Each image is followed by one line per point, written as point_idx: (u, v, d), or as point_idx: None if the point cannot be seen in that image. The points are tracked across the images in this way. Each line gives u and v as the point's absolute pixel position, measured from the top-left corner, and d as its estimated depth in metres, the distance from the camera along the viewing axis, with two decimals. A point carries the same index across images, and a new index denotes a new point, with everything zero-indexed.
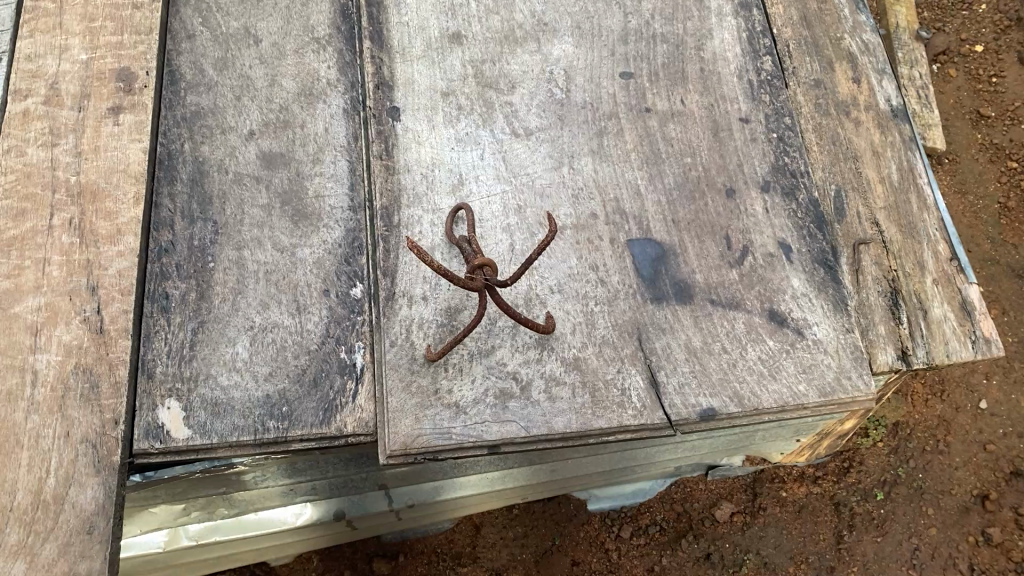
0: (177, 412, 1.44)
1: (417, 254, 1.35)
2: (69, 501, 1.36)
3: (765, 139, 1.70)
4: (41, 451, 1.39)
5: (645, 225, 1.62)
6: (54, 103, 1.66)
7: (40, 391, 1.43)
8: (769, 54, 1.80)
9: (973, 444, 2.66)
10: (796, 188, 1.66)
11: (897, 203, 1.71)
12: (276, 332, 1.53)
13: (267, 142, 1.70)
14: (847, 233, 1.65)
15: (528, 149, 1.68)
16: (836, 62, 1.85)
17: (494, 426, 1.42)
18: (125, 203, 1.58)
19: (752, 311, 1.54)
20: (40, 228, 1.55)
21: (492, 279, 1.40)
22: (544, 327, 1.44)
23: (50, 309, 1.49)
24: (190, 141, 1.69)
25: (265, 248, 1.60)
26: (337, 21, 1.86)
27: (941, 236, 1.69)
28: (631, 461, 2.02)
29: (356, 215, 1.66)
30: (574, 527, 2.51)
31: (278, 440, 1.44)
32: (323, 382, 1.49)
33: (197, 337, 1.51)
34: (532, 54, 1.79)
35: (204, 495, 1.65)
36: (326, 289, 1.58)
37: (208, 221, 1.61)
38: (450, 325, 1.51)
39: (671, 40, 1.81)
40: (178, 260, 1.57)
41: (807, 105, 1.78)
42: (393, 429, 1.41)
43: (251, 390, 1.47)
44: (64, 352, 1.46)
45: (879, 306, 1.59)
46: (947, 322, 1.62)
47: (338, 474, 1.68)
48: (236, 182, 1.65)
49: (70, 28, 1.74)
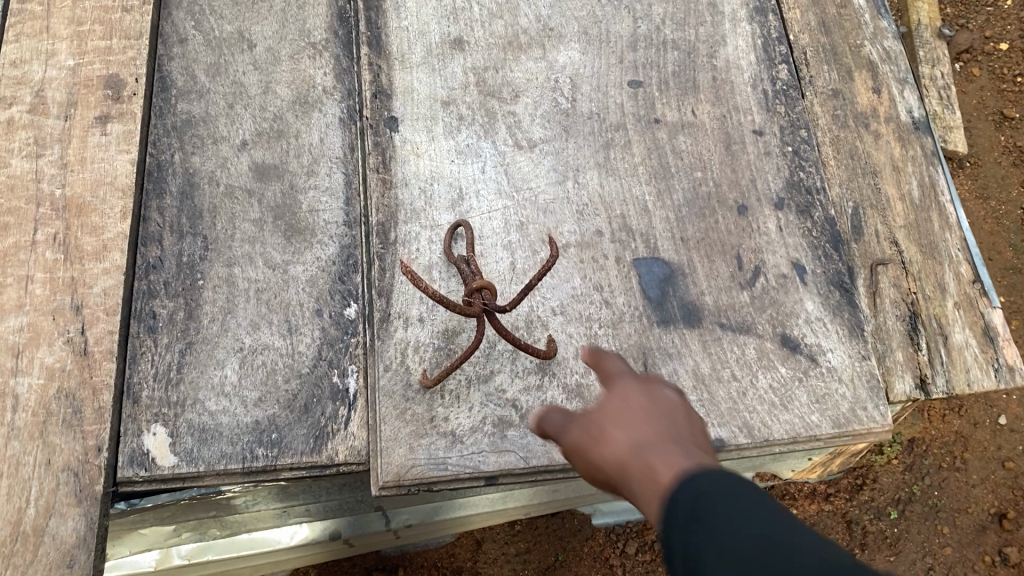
0: (162, 437, 1.39)
1: (412, 280, 1.30)
2: (48, 533, 1.31)
3: (780, 153, 1.63)
4: (20, 480, 1.34)
5: (653, 243, 1.55)
6: (40, 111, 1.60)
7: (21, 416, 1.38)
8: (785, 63, 1.72)
9: (992, 462, 2.58)
10: (811, 205, 1.58)
11: (918, 221, 1.61)
12: (266, 354, 1.47)
13: (260, 153, 1.63)
14: (865, 253, 1.57)
15: (530, 162, 1.61)
16: (856, 70, 1.75)
17: (492, 457, 1.38)
18: (112, 217, 1.53)
19: (764, 335, 1.47)
20: (23, 244, 1.49)
21: (491, 305, 1.34)
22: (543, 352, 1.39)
23: (33, 329, 1.43)
24: (181, 152, 1.62)
25: (257, 265, 1.54)
26: (333, 25, 1.78)
27: (965, 257, 1.60)
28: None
29: (352, 231, 1.59)
30: (578, 541, 2.33)
31: (267, 468, 1.40)
32: (315, 408, 1.44)
33: (185, 359, 1.45)
34: (536, 61, 1.71)
35: (193, 518, 1.59)
36: (319, 309, 1.52)
37: (198, 235, 1.55)
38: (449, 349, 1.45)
39: (681, 47, 1.73)
40: (167, 277, 1.51)
41: (825, 116, 1.69)
42: (387, 459, 1.37)
43: (240, 416, 1.42)
44: (46, 375, 1.40)
45: (896, 331, 1.52)
46: (969, 348, 1.53)
47: (333, 498, 1.62)
48: (227, 196, 1.59)
49: (57, 33, 1.68)
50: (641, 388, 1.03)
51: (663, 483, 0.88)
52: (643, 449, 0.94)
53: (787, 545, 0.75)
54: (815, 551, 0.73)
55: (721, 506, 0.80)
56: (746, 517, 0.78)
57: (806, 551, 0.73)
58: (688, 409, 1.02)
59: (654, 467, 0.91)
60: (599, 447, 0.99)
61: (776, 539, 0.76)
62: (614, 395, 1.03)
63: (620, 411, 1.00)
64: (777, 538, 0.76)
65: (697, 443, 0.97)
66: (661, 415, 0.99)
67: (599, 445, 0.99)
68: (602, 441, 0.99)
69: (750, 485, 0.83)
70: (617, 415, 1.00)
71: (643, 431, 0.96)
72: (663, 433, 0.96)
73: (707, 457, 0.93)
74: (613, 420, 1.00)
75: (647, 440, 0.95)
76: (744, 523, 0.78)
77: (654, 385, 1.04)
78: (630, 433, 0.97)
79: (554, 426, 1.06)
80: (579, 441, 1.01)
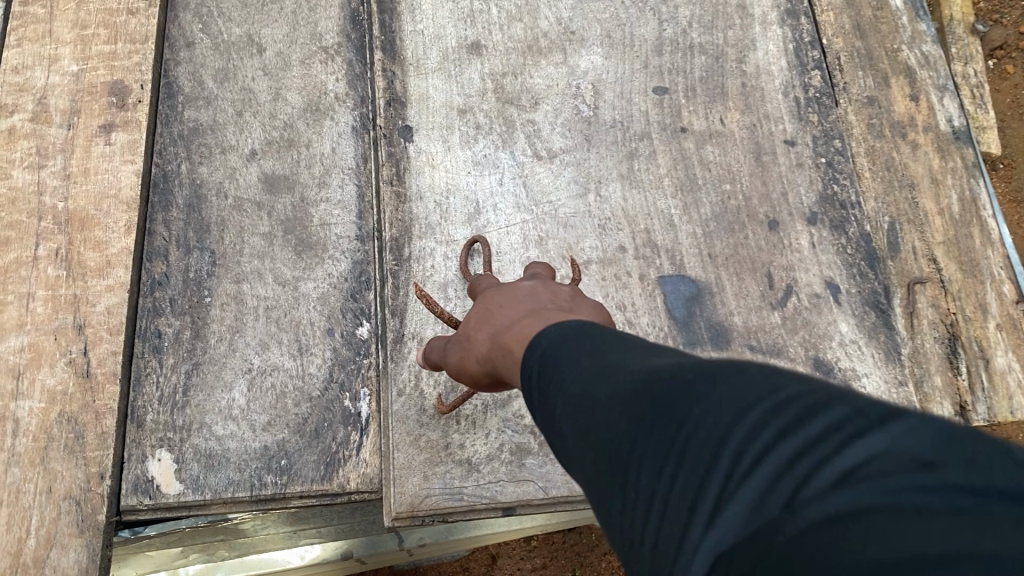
0: (167, 463, 1.34)
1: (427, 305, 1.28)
2: (50, 565, 1.27)
3: (813, 164, 1.55)
4: (21, 509, 1.29)
5: (679, 260, 1.48)
6: (42, 120, 1.54)
7: (22, 441, 1.33)
8: (818, 68, 1.64)
9: None
10: (846, 221, 1.51)
11: (958, 237, 1.53)
12: (276, 376, 1.41)
13: (269, 163, 1.57)
14: (902, 272, 1.50)
15: (551, 174, 1.54)
16: (893, 77, 1.66)
17: (510, 487, 1.33)
18: (116, 232, 1.48)
19: (795, 359, 1.40)
20: (24, 260, 1.44)
21: None
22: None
23: (34, 349, 1.38)
24: (187, 161, 1.56)
25: (266, 281, 1.47)
26: (347, 28, 1.70)
27: (1008, 275, 1.51)
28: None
29: (365, 246, 1.53)
30: (596, 556, 2.18)
31: (277, 496, 1.35)
32: (326, 433, 1.38)
33: (191, 382, 1.39)
34: (557, 66, 1.64)
35: (200, 540, 1.54)
36: (330, 328, 1.46)
37: (205, 249, 1.49)
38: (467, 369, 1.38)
39: (709, 51, 1.65)
40: (173, 294, 1.45)
41: (860, 125, 1.61)
42: (399, 489, 1.32)
43: (248, 441, 1.36)
44: (48, 398, 1.35)
45: (934, 355, 1.44)
46: (1013, 373, 1.45)
47: (345, 521, 1.57)
48: (236, 208, 1.52)
49: (60, 37, 1.62)
50: (495, 294, 1.15)
51: (511, 354, 0.95)
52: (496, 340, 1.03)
53: (597, 346, 0.77)
54: (628, 343, 0.78)
55: (533, 346, 0.87)
56: (562, 345, 0.81)
57: (610, 348, 0.76)
58: (546, 286, 1.13)
59: (505, 340, 0.98)
60: (476, 358, 1.11)
61: (592, 340, 0.79)
62: (480, 307, 1.14)
63: (485, 313, 1.11)
64: (588, 345, 0.78)
65: (551, 303, 1.05)
66: (519, 301, 1.08)
67: (476, 356, 1.10)
68: (475, 346, 1.10)
69: (567, 321, 0.88)
70: (476, 326, 1.12)
71: (500, 318, 1.06)
72: (515, 309, 1.06)
73: (551, 307, 1.02)
74: (475, 331, 1.11)
75: (496, 328, 1.05)
76: (563, 351, 0.81)
77: (513, 283, 1.15)
78: (486, 331, 1.07)
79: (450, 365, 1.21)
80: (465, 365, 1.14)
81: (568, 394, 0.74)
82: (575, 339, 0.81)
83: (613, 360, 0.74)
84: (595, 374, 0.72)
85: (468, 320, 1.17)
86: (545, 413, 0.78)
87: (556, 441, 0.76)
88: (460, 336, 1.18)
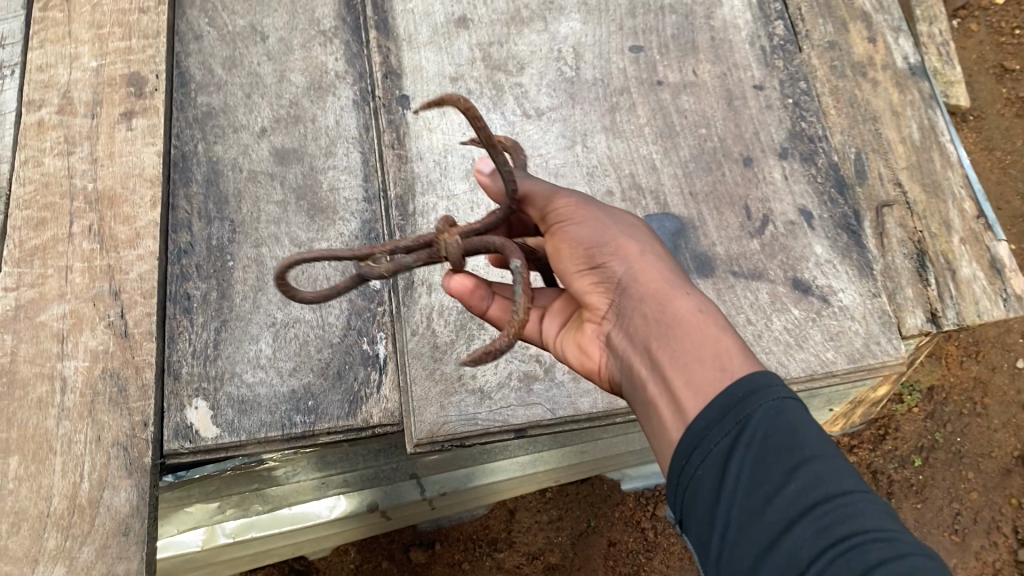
0: (204, 411, 1.47)
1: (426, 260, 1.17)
2: (103, 504, 1.38)
3: (781, 105, 1.68)
4: (74, 456, 1.40)
5: (663, 200, 1.59)
6: (68, 111, 1.67)
7: (70, 397, 1.44)
8: (781, 18, 1.77)
9: (1013, 406, 2.31)
10: (815, 153, 1.63)
11: (920, 162, 1.66)
12: (298, 327, 1.53)
13: (279, 139, 1.69)
14: (870, 196, 1.61)
15: (540, 130, 1.67)
16: (850, 22, 1.80)
17: (520, 410, 1.45)
18: (142, 207, 1.59)
19: (776, 281, 1.52)
20: (61, 237, 1.56)
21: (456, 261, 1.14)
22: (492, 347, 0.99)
23: (75, 315, 1.50)
24: (204, 142, 1.69)
25: (283, 244, 1.60)
26: (342, 12, 1.84)
27: (968, 193, 1.64)
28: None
29: (372, 206, 1.65)
30: (609, 507, 2.28)
31: (306, 434, 1.46)
32: (348, 374, 1.50)
33: (220, 337, 1.52)
34: (539, 33, 1.77)
35: (237, 493, 1.68)
36: (345, 282, 1.57)
37: (225, 220, 1.61)
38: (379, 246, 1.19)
39: (679, 10, 1.78)
40: (198, 261, 1.58)
41: (823, 68, 1.74)
42: (419, 418, 1.44)
43: (277, 385, 1.48)
44: (91, 357, 1.47)
45: (905, 269, 1.57)
46: (978, 281, 1.57)
47: (370, 465, 1.72)
48: (251, 180, 1.65)
49: (79, 36, 1.74)
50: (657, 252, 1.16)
51: (723, 357, 0.99)
52: (702, 316, 1.04)
53: (820, 473, 0.87)
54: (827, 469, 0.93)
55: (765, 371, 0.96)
56: (770, 432, 0.90)
57: (831, 471, 0.87)
58: None
59: (691, 320, 1.03)
60: (658, 282, 1.08)
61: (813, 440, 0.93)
62: (639, 231, 1.14)
63: (646, 243, 1.12)
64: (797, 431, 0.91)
65: None
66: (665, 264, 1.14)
67: (660, 283, 1.07)
68: (670, 285, 1.07)
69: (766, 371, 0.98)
70: (659, 258, 1.11)
71: (663, 268, 1.10)
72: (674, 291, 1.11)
73: None
74: (667, 267, 1.10)
75: (704, 304, 1.06)
76: (770, 443, 0.89)
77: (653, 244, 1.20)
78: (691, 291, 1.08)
79: (570, 234, 1.11)
80: (622, 260, 1.09)
81: (782, 509, 0.86)
82: (788, 439, 0.89)
83: (839, 501, 0.84)
84: (821, 515, 0.84)
85: (637, 232, 1.14)
86: (710, 486, 0.92)
87: (698, 505, 0.93)
88: (625, 232, 1.12)
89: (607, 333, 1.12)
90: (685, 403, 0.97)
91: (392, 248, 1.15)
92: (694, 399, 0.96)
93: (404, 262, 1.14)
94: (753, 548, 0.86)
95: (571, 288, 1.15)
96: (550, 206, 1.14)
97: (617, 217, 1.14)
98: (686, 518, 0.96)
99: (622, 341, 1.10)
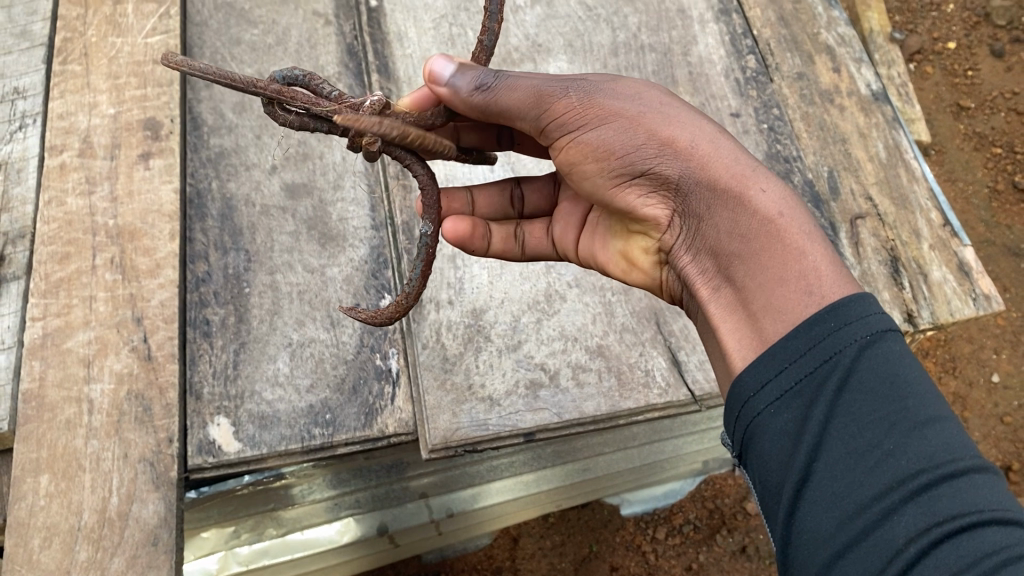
0: (226, 427, 1.53)
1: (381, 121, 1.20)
2: (132, 517, 1.43)
3: (757, 130, 1.81)
4: (102, 473, 1.45)
5: None
6: (88, 154, 1.71)
7: (97, 418, 1.49)
8: (751, 53, 1.92)
9: (991, 418, 2.49)
10: (791, 172, 1.76)
11: (888, 177, 1.79)
12: (314, 346, 1.62)
13: (289, 174, 1.81)
14: (844, 210, 1.74)
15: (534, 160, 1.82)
16: (816, 56, 1.95)
17: (528, 415, 1.55)
18: (162, 239, 1.64)
19: None
20: (84, 269, 1.60)
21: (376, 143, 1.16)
22: (376, 320, 1.27)
23: (100, 341, 1.55)
24: (217, 179, 1.78)
25: (297, 270, 1.70)
26: (344, 59, 1.98)
27: (934, 205, 1.77)
28: (663, 442, 2.09)
29: (379, 233, 1.79)
30: (609, 532, 2.34)
31: (324, 446, 1.54)
32: (363, 389, 1.59)
33: (240, 357, 1.60)
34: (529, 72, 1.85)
35: (257, 518, 1.76)
36: (358, 303, 1.70)
37: (241, 249, 1.70)
38: (294, 68, 1.17)
39: (659, 49, 1.91)
40: (216, 288, 1.66)
41: (793, 96, 1.89)
42: (433, 425, 1.52)
43: (295, 402, 1.56)
44: (116, 379, 1.52)
45: (880, 275, 1.67)
46: (948, 283, 1.70)
47: (381, 483, 1.82)
48: (264, 214, 1.75)
49: (97, 86, 1.79)
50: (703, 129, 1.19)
51: (801, 264, 1.02)
52: (779, 223, 1.05)
53: (921, 431, 0.85)
54: None
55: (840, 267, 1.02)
56: (866, 376, 0.90)
57: (934, 430, 0.85)
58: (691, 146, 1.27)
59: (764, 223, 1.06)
60: (723, 181, 1.10)
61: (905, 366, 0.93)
62: (684, 119, 1.16)
63: (695, 129, 1.15)
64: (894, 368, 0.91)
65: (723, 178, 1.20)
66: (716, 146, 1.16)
67: (724, 184, 1.10)
68: (737, 187, 1.09)
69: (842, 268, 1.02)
70: (714, 152, 1.12)
71: (721, 156, 1.12)
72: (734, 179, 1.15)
73: None
74: (728, 161, 1.12)
75: (781, 195, 1.09)
76: (863, 389, 0.89)
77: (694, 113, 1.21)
78: (762, 186, 1.09)
79: (593, 139, 1.16)
80: (678, 163, 1.13)
81: (877, 464, 0.85)
82: (887, 388, 0.89)
83: (945, 465, 0.83)
84: (926, 485, 0.82)
85: (687, 121, 1.15)
86: (787, 427, 0.92)
87: (773, 446, 0.93)
88: (675, 122, 1.15)
89: (667, 244, 1.22)
90: (767, 327, 1.00)
91: (303, 107, 1.13)
92: (777, 314, 1.00)
93: (311, 126, 1.16)
94: (836, 506, 0.85)
95: (616, 200, 1.22)
96: (548, 112, 1.16)
97: (650, 109, 1.16)
98: (748, 456, 0.97)
99: (688, 253, 1.17)
